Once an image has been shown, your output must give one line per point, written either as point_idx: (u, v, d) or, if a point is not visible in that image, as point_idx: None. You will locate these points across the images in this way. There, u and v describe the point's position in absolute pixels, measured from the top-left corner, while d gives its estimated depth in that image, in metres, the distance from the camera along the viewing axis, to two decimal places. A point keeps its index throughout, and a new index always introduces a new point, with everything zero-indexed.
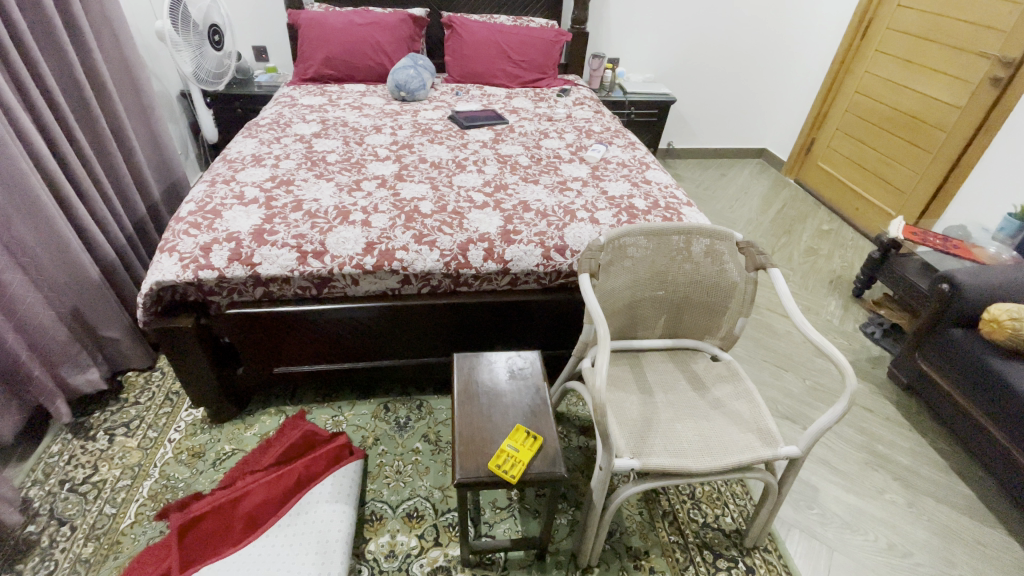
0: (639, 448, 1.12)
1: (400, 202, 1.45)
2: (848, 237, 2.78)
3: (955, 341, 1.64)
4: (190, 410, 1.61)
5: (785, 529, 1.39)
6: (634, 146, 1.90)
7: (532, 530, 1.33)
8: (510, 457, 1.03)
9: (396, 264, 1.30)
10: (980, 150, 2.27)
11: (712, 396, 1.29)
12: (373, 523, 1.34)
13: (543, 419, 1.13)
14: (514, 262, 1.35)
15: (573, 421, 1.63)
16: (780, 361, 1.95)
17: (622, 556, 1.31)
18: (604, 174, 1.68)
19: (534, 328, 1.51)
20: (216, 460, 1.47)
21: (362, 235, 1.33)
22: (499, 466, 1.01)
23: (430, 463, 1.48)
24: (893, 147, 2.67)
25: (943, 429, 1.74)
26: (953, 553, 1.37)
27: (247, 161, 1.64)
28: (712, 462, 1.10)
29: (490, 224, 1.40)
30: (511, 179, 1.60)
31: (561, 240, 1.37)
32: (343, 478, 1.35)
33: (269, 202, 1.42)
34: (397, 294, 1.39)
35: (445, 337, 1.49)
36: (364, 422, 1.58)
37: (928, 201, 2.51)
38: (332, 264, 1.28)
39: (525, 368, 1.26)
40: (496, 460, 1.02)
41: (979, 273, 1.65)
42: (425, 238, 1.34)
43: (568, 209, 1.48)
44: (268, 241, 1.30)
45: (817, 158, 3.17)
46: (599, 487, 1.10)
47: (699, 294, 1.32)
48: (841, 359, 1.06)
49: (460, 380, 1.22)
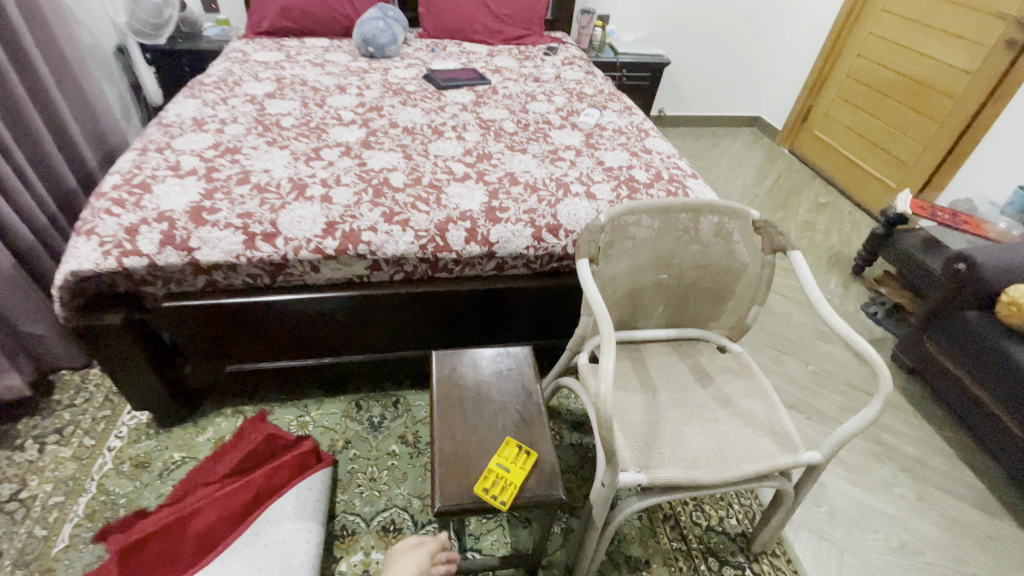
0: (645, 458, 0.99)
1: (366, 172, 1.24)
2: (845, 210, 2.67)
3: (970, 325, 1.53)
4: (133, 413, 1.42)
5: (793, 530, 1.30)
6: (630, 111, 1.71)
7: (521, 542, 1.21)
8: (499, 478, 0.89)
9: (363, 248, 1.10)
10: (990, 119, 2.16)
11: (721, 392, 1.16)
12: (345, 540, 1.19)
13: (536, 429, 0.98)
14: (501, 245, 1.17)
15: (564, 416, 1.50)
16: (780, 344, 1.84)
17: (621, 567, 1.20)
18: (599, 142, 1.49)
19: (524, 317, 1.34)
20: (162, 471, 1.29)
21: (321, 213, 1.13)
22: (485, 489, 0.87)
23: (407, 469, 1.33)
24: (897, 115, 2.53)
25: (949, 416, 1.66)
26: (965, 549, 1.30)
27: (187, 125, 1.40)
28: (726, 473, 0.98)
29: (472, 200, 1.21)
30: (495, 147, 1.41)
31: (554, 219, 1.20)
32: (308, 492, 1.19)
33: (210, 173, 1.21)
34: (366, 282, 1.21)
35: (423, 328, 1.32)
36: (333, 423, 1.41)
37: (931, 173, 2.39)
38: (284, 248, 1.08)
39: (514, 367, 1.10)
40: (482, 483, 0.88)
41: (997, 252, 1.54)
42: (396, 217, 1.14)
43: (560, 182, 1.30)
44: (207, 221, 1.09)
45: (814, 126, 3.02)
46: (599, 503, 0.97)
47: (706, 278, 1.19)
48: (874, 355, 0.93)
49: (438, 384, 1.05)
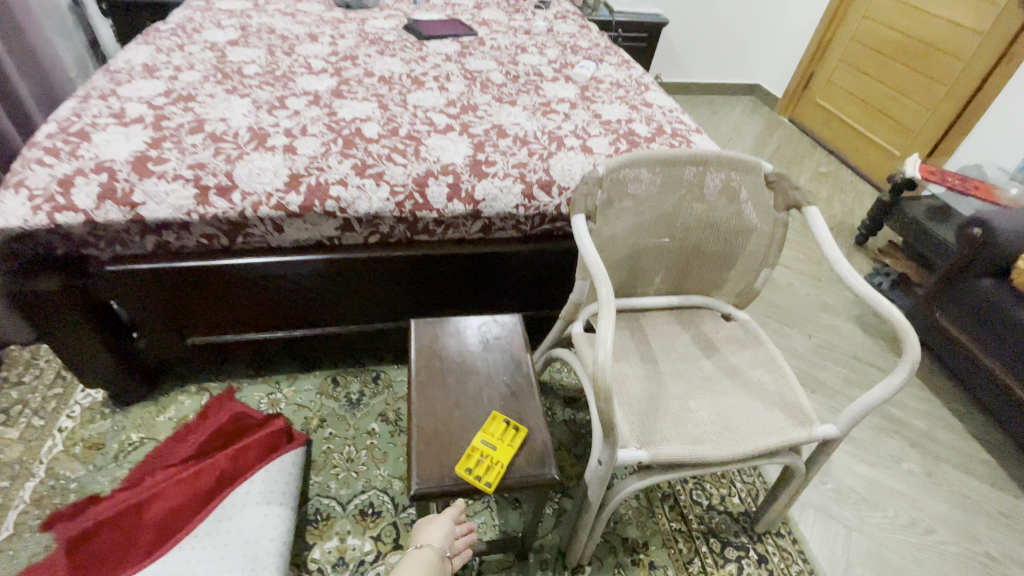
0: (646, 434, 0.89)
1: (336, 122, 1.11)
2: (847, 181, 2.57)
3: (983, 293, 1.46)
4: (87, 391, 1.30)
5: (799, 509, 1.22)
6: (628, 64, 1.58)
7: (510, 525, 1.12)
8: (484, 458, 0.79)
9: (331, 204, 0.98)
10: (1003, 81, 2.06)
11: (727, 362, 1.06)
12: (318, 525, 1.09)
13: (527, 404, 0.89)
14: (487, 203, 1.06)
15: (557, 391, 1.40)
16: (782, 316, 1.76)
17: (618, 550, 1.12)
18: (596, 95, 1.37)
19: (514, 285, 1.23)
20: (118, 453, 1.19)
21: (283, 165, 1.00)
22: (468, 470, 0.77)
23: (388, 448, 1.23)
24: (903, 79, 2.42)
25: (957, 389, 1.59)
26: (977, 527, 1.24)
27: (136, 72, 1.26)
28: (735, 449, 0.89)
29: (455, 152, 1.09)
30: (481, 99, 1.28)
31: (546, 174, 1.08)
32: (277, 474, 1.09)
33: (158, 122, 1.08)
34: (338, 244, 1.09)
35: (403, 297, 1.21)
36: (307, 401, 1.30)
37: (937, 140, 2.30)
38: (241, 204, 0.96)
39: (503, 337, 1.00)
40: (465, 463, 0.78)
41: (1015, 216, 1.45)
42: (369, 170, 1.02)
43: (553, 134, 1.18)
44: (154, 173, 0.97)
45: (815, 94, 2.90)
46: (596, 483, 0.88)
47: (713, 240, 1.08)
48: (901, 319, 0.84)
49: (418, 355, 0.94)
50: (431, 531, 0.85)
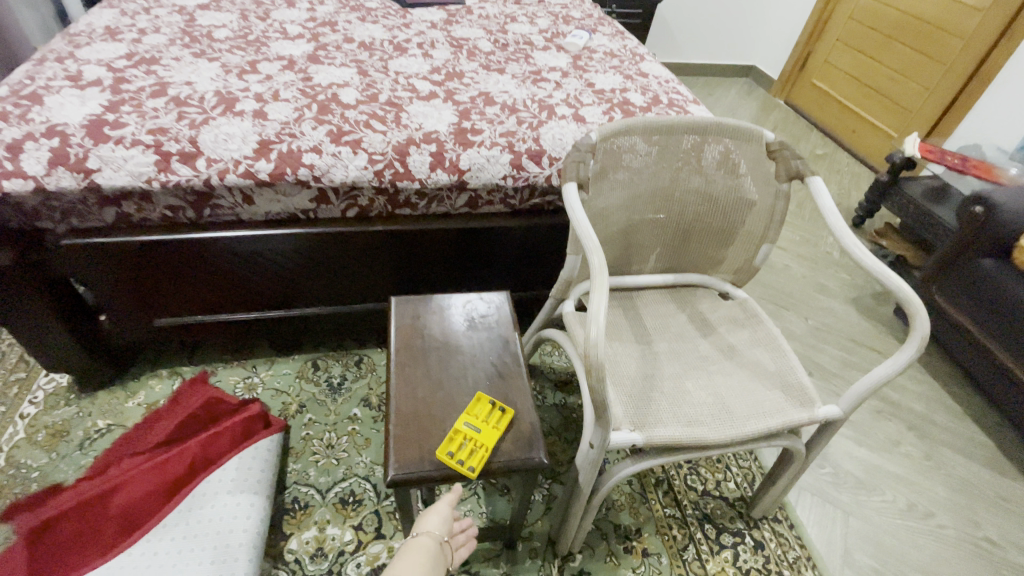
0: (641, 416, 0.84)
1: (311, 87, 1.05)
2: (843, 163, 2.53)
3: (985, 273, 1.42)
4: (51, 375, 1.23)
5: (796, 494, 1.19)
6: (622, 35, 1.51)
7: (498, 512, 1.07)
8: (467, 441, 0.74)
9: (304, 173, 0.92)
10: (1003, 58, 2.01)
11: (725, 342, 1.01)
12: (296, 514, 1.04)
13: (514, 384, 0.83)
14: (473, 173, 0.99)
15: (547, 375, 1.36)
16: (778, 299, 1.72)
17: (610, 537, 1.08)
18: (589, 64, 1.30)
19: (502, 263, 1.18)
20: (84, 440, 1.12)
21: (252, 130, 0.94)
22: (450, 454, 0.72)
23: (370, 434, 1.18)
24: (901, 58, 2.37)
25: (955, 371, 1.56)
26: (976, 511, 1.21)
27: (97, 35, 1.17)
28: (734, 431, 0.84)
29: (438, 120, 1.03)
30: (467, 66, 1.21)
31: (536, 144, 1.02)
32: (252, 461, 1.04)
33: (117, 85, 1.00)
34: (314, 217, 1.02)
35: (385, 276, 1.15)
36: (285, 385, 1.24)
37: (936, 120, 2.26)
38: (207, 171, 0.89)
39: (489, 315, 0.94)
40: (447, 447, 0.73)
41: (1018, 193, 1.41)
42: (345, 136, 0.96)
43: (544, 103, 1.12)
44: (110, 138, 0.90)
45: (812, 75, 2.85)
46: (587, 468, 0.84)
47: (711, 214, 1.03)
48: (910, 292, 0.79)
49: (399, 333, 0.88)
50: (431, 518, 0.78)
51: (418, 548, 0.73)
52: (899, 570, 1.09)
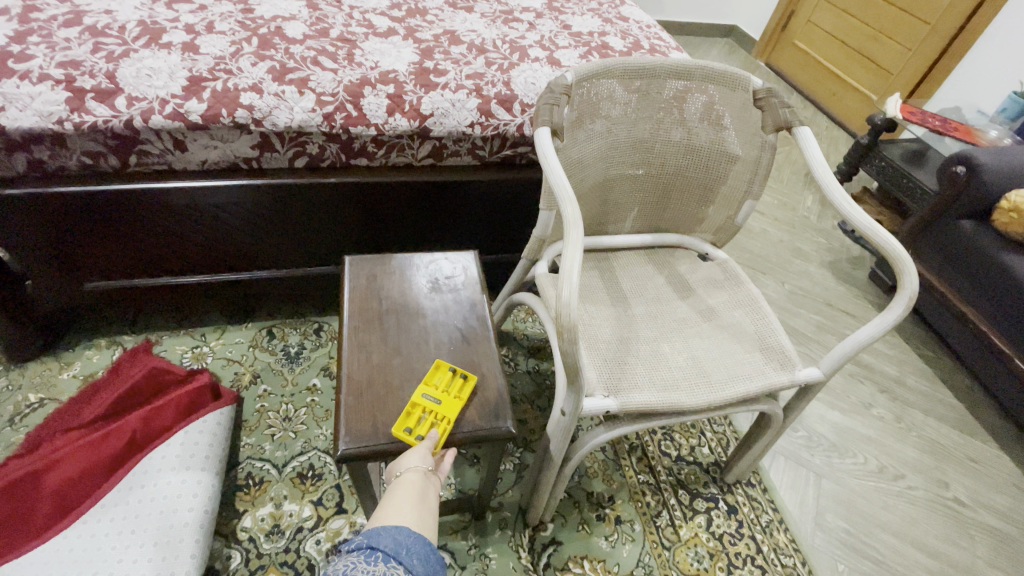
0: (615, 381, 0.80)
1: (252, 20, 0.93)
2: (822, 127, 2.50)
3: (963, 235, 1.40)
4: None
5: (769, 458, 1.18)
6: None
7: (466, 483, 1.03)
8: (427, 414, 0.68)
9: (242, 115, 0.81)
10: (988, 18, 1.96)
11: (703, 304, 0.97)
12: (250, 490, 0.97)
13: (479, 350, 0.77)
14: (437, 120, 0.90)
15: (520, 341, 1.30)
16: (756, 263, 1.69)
17: (583, 505, 1.04)
18: (565, 6, 1.20)
19: (470, 222, 1.10)
20: (13, 416, 1.02)
21: (182, 65, 0.82)
22: (408, 431, 0.66)
23: (331, 405, 1.11)
24: (885, 18, 2.30)
25: (928, 334, 1.57)
26: (944, 471, 1.23)
27: None
28: (712, 396, 0.80)
29: (397, 58, 0.92)
30: (432, 3, 1.11)
31: (506, 88, 0.93)
32: (199, 434, 0.96)
33: (25, 14, 0.87)
34: (259, 169, 0.92)
35: (343, 234, 1.06)
36: (238, 354, 1.16)
37: (916, 82, 2.22)
38: (127, 111, 0.78)
39: (455, 277, 0.87)
40: (404, 423, 0.66)
41: (1001, 153, 1.38)
42: (289, 75, 0.85)
43: (515, 44, 1.02)
44: (15, 72, 0.77)
45: (793, 36, 2.77)
46: (558, 436, 0.79)
47: (692, 169, 0.96)
48: (899, 248, 0.74)
49: (353, 296, 0.80)
50: (409, 456, 0.62)
51: (405, 491, 0.59)
52: (870, 531, 1.10)
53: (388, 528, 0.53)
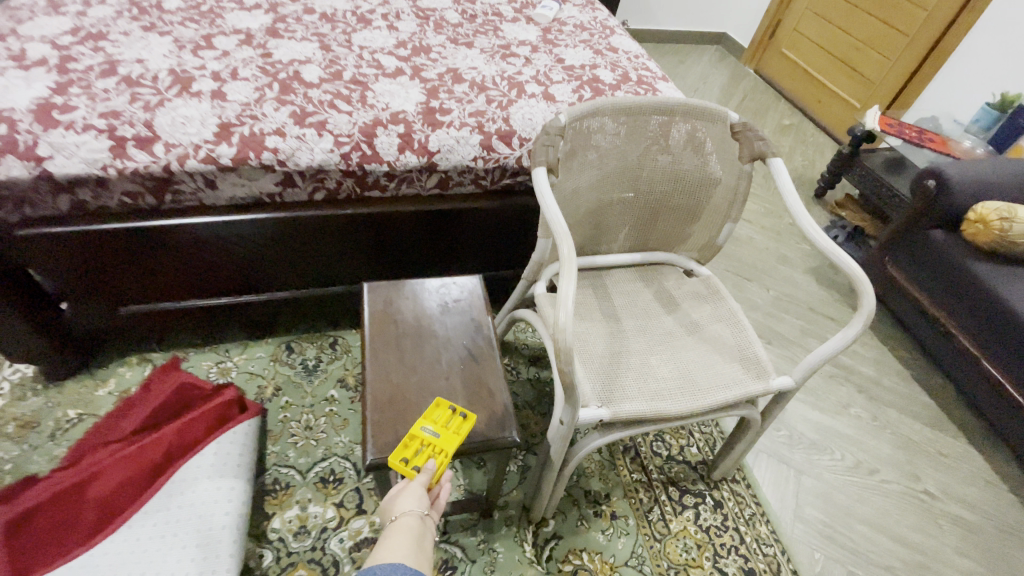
0: (608, 392, 0.89)
1: (272, 65, 1.02)
2: (808, 133, 2.58)
3: (934, 244, 1.50)
4: (15, 365, 1.19)
5: (753, 456, 1.27)
6: (593, 6, 1.49)
7: (475, 484, 1.12)
8: (425, 446, 0.73)
9: (268, 157, 0.90)
10: (964, 30, 2.05)
11: (688, 318, 1.06)
12: (277, 494, 1.06)
13: (486, 367, 0.86)
14: (443, 155, 0.99)
15: (521, 350, 1.39)
16: (743, 270, 1.78)
17: (581, 502, 1.14)
18: (558, 38, 1.29)
19: (473, 243, 1.18)
20: (55, 431, 1.10)
21: (212, 113, 0.91)
22: (403, 461, 0.72)
23: (348, 414, 1.20)
24: (867, 28, 2.39)
25: (905, 336, 1.67)
26: (916, 466, 1.33)
27: (37, 8, 1.11)
28: (695, 403, 0.90)
29: (405, 99, 1.01)
30: (434, 40, 1.19)
31: (506, 124, 1.01)
32: (230, 445, 1.04)
33: (64, 65, 0.96)
34: (280, 202, 1.01)
35: (357, 257, 1.14)
36: (260, 368, 1.25)
37: (897, 91, 2.31)
38: (165, 156, 0.87)
39: (462, 299, 0.96)
40: (402, 453, 0.72)
41: (969, 167, 1.48)
42: (309, 118, 0.93)
43: (513, 80, 1.10)
44: (61, 123, 0.86)
45: (781, 44, 2.85)
46: (558, 442, 0.88)
47: (677, 194, 1.05)
48: (858, 271, 0.84)
49: (372, 319, 0.89)
50: (406, 498, 0.69)
51: (403, 534, 0.64)
52: (845, 522, 1.20)
53: (383, 565, 0.58)
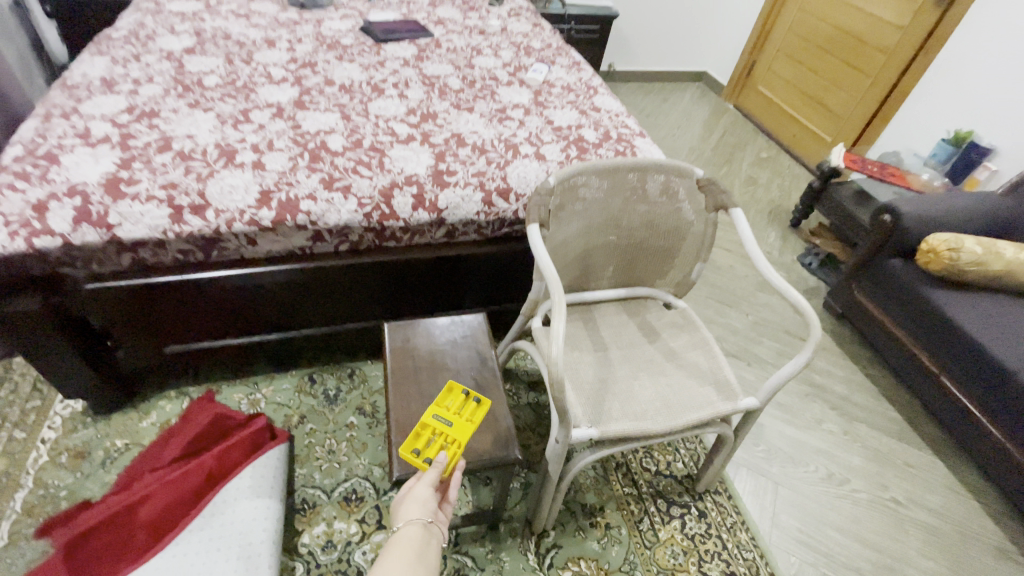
0: (597, 414, 1.02)
1: (301, 135, 1.19)
2: (785, 165, 2.77)
3: (894, 272, 1.65)
4: (65, 401, 1.32)
5: (734, 469, 1.40)
6: (578, 66, 1.68)
7: (482, 500, 1.25)
8: (436, 436, 0.87)
9: (302, 218, 1.06)
10: (919, 73, 2.25)
11: (667, 346, 1.20)
12: (305, 513, 1.19)
13: (490, 394, 1.00)
14: (450, 211, 1.14)
15: (521, 377, 1.53)
16: (724, 297, 1.93)
17: (578, 515, 1.26)
18: (548, 100, 1.47)
19: (477, 282, 1.33)
20: (105, 460, 1.23)
21: (254, 181, 1.07)
22: (414, 451, 0.85)
23: (367, 439, 1.33)
24: (834, 70, 2.60)
25: (875, 355, 1.81)
26: (884, 476, 1.45)
27: (95, 87, 1.28)
28: (672, 422, 1.03)
29: (417, 163, 1.17)
30: (439, 106, 1.36)
31: (504, 182, 1.18)
32: (264, 469, 1.17)
33: (125, 142, 1.12)
34: (309, 253, 1.16)
35: (374, 298, 1.29)
36: (286, 399, 1.38)
37: (863, 127, 2.50)
38: (216, 221, 1.02)
39: (468, 335, 1.10)
40: (414, 443, 0.86)
41: (921, 203, 1.64)
42: (336, 183, 1.10)
43: (509, 142, 1.27)
44: (128, 194, 1.02)
45: (757, 82, 3.07)
46: (554, 459, 1.01)
47: (654, 238, 1.21)
48: (806, 306, 0.98)
49: (391, 355, 1.04)
50: (411, 507, 0.76)
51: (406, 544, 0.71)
52: (819, 528, 1.32)
53: None
